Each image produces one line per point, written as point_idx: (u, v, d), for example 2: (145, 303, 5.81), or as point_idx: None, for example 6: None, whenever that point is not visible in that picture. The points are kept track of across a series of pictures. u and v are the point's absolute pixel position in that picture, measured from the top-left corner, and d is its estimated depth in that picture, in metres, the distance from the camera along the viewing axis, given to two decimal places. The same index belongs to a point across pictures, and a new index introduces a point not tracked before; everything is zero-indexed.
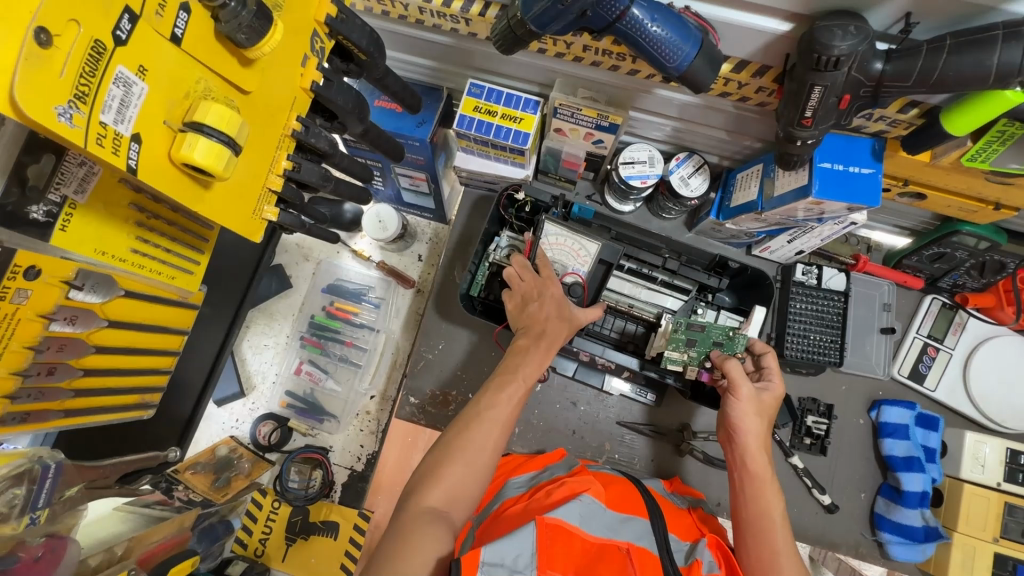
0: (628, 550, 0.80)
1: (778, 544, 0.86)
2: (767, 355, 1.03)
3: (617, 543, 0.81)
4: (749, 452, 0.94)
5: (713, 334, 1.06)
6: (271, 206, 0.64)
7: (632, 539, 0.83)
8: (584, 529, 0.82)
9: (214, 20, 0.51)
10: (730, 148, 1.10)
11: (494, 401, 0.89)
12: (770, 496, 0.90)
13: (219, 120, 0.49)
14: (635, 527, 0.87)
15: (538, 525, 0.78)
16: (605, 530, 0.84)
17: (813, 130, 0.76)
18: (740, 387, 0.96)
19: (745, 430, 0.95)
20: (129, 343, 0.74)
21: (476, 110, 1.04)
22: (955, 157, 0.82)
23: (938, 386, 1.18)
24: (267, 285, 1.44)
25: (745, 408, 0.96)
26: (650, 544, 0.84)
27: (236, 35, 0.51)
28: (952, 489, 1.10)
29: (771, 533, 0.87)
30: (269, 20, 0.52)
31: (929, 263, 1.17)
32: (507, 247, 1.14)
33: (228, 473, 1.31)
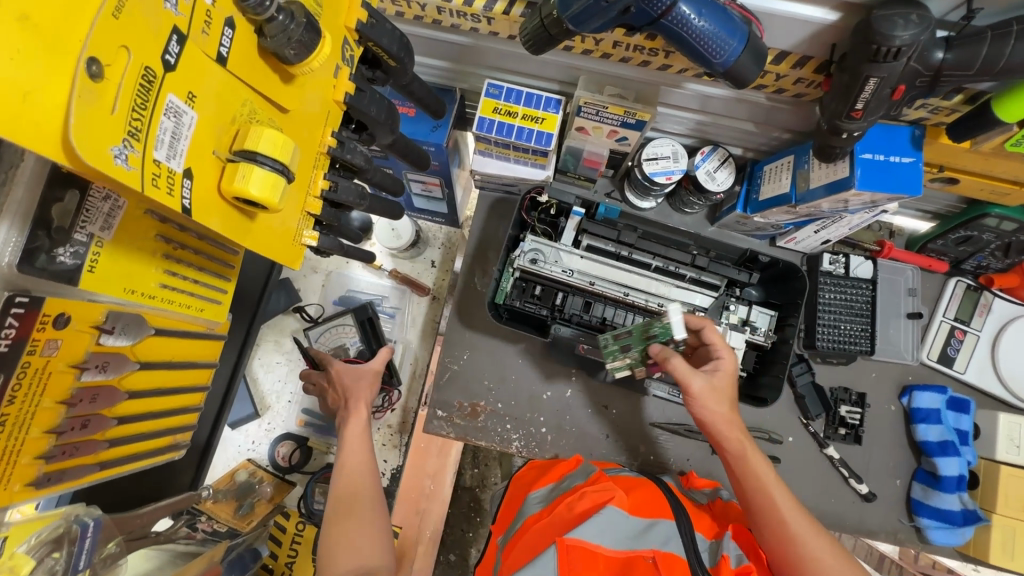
0: (654, 559, 0.79)
1: (784, 510, 0.86)
2: (707, 330, 0.96)
3: (642, 553, 0.80)
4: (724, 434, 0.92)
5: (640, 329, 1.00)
6: (310, 230, 0.60)
7: (658, 544, 0.82)
8: (605, 545, 0.81)
9: (259, 35, 0.46)
10: (756, 140, 1.07)
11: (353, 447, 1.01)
12: (757, 463, 0.90)
13: (273, 147, 0.45)
14: (660, 530, 0.85)
15: (557, 549, 0.78)
16: (626, 541, 0.83)
17: (861, 122, 0.74)
18: (690, 380, 0.92)
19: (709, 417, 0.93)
20: (161, 384, 0.70)
21: (495, 112, 1.00)
22: (998, 143, 0.81)
23: (967, 368, 1.18)
24: (276, 300, 1.38)
25: (704, 394, 0.92)
26: (679, 547, 0.82)
27: (284, 50, 0.47)
28: (988, 471, 1.11)
29: (774, 501, 0.87)
30: (318, 34, 0.49)
31: (955, 247, 1.16)
32: (531, 252, 1.09)
33: (251, 498, 1.26)
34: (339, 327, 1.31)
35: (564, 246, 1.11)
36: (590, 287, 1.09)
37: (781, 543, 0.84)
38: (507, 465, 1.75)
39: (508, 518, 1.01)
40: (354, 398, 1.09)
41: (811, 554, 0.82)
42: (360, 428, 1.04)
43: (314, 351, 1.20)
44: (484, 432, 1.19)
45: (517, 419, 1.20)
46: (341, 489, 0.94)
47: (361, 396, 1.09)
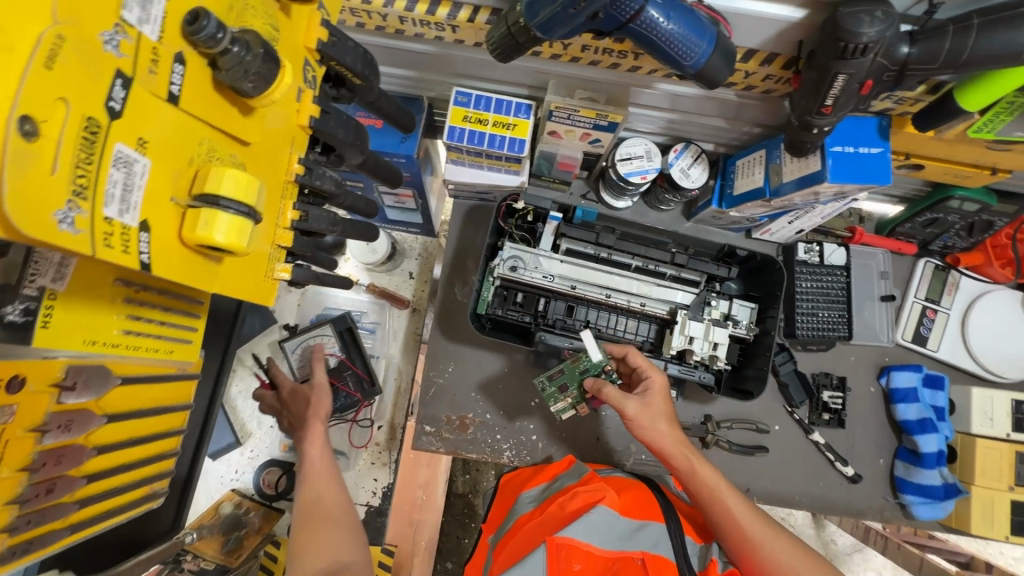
0: (643, 561, 0.80)
1: (736, 512, 0.91)
2: (631, 353, 0.98)
3: (632, 555, 0.81)
4: (671, 451, 0.96)
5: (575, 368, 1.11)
6: (281, 263, 0.58)
7: (648, 546, 0.83)
8: (595, 544, 0.82)
9: (212, 68, 0.43)
10: (727, 135, 1.07)
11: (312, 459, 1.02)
12: (704, 471, 0.95)
13: (237, 189, 0.43)
14: (650, 533, 0.85)
15: (547, 548, 0.80)
16: (617, 542, 0.83)
17: (832, 117, 0.74)
18: (625, 407, 0.96)
19: (653, 438, 0.97)
20: (128, 436, 0.66)
21: (465, 121, 0.98)
22: (961, 130, 0.82)
23: (940, 346, 1.22)
24: (250, 324, 1.33)
25: (642, 417, 0.96)
26: (668, 551, 0.83)
27: (241, 83, 0.44)
28: (966, 445, 1.14)
29: (725, 504, 0.92)
30: (275, 63, 0.46)
31: (922, 229, 1.19)
32: (511, 259, 1.08)
33: (239, 531, 1.22)
34: (316, 338, 1.28)
35: (542, 251, 1.10)
36: (572, 292, 1.08)
37: (742, 548, 0.89)
38: (499, 469, 1.75)
39: (500, 517, 1.01)
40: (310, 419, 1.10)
41: (770, 553, 0.87)
42: (320, 439, 1.06)
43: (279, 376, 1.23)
44: (474, 444, 1.18)
45: (507, 428, 1.19)
46: (305, 499, 0.95)
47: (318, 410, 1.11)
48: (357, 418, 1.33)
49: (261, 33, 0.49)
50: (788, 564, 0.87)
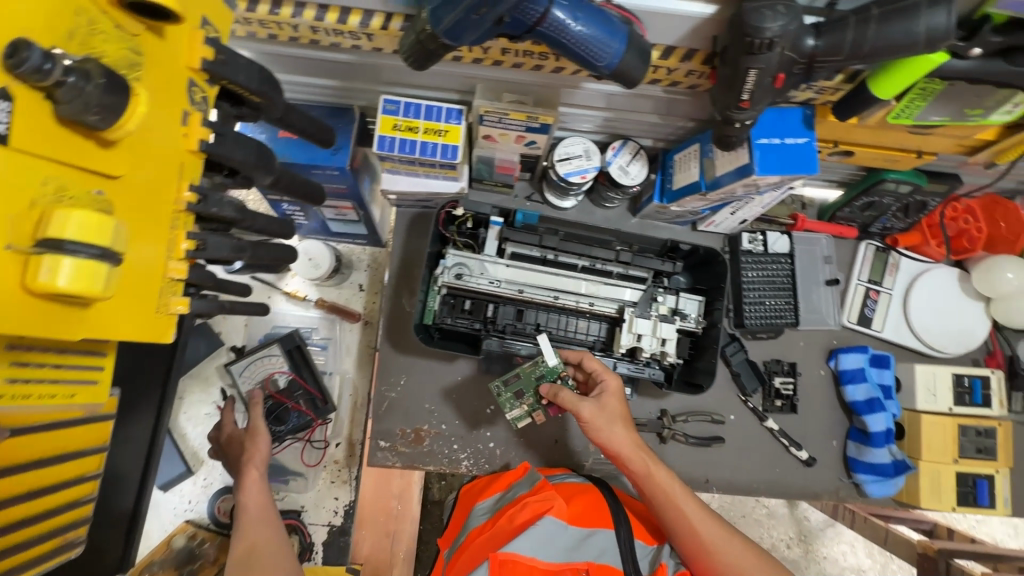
0: (588, 571, 0.82)
1: (691, 515, 0.92)
2: (586, 358, 1.00)
3: (577, 565, 0.83)
4: (630, 456, 0.96)
5: (531, 373, 1.08)
6: (178, 296, 0.55)
7: (594, 556, 0.85)
8: (540, 557, 0.83)
9: (50, 100, 0.40)
10: (663, 130, 1.07)
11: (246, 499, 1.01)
12: (660, 476, 0.95)
13: (84, 232, 0.40)
14: (597, 541, 0.87)
15: (490, 564, 0.81)
16: (563, 553, 0.85)
17: (751, 111, 0.74)
18: (582, 412, 0.96)
19: (610, 442, 0.97)
20: (8, 494, 0.62)
21: (395, 129, 0.96)
22: (881, 117, 0.83)
23: (885, 326, 1.24)
24: (194, 347, 1.29)
25: (599, 422, 0.97)
26: (615, 558, 0.85)
27: (86, 116, 0.41)
28: (912, 422, 1.17)
29: (681, 509, 0.92)
30: (124, 93, 0.42)
31: (861, 213, 1.21)
32: (455, 267, 1.06)
33: (193, 565, 1.18)
34: (265, 358, 1.24)
35: (487, 256, 1.09)
36: (519, 296, 1.07)
37: (695, 550, 0.90)
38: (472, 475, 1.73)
39: (456, 529, 1.00)
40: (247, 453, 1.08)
41: (722, 556, 0.89)
42: (257, 487, 1.02)
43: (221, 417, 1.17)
44: (432, 456, 1.16)
45: (464, 437, 1.17)
46: (239, 548, 0.92)
47: (254, 456, 1.06)
48: (311, 439, 1.29)
49: (120, 58, 0.46)
50: (738, 565, 0.88)
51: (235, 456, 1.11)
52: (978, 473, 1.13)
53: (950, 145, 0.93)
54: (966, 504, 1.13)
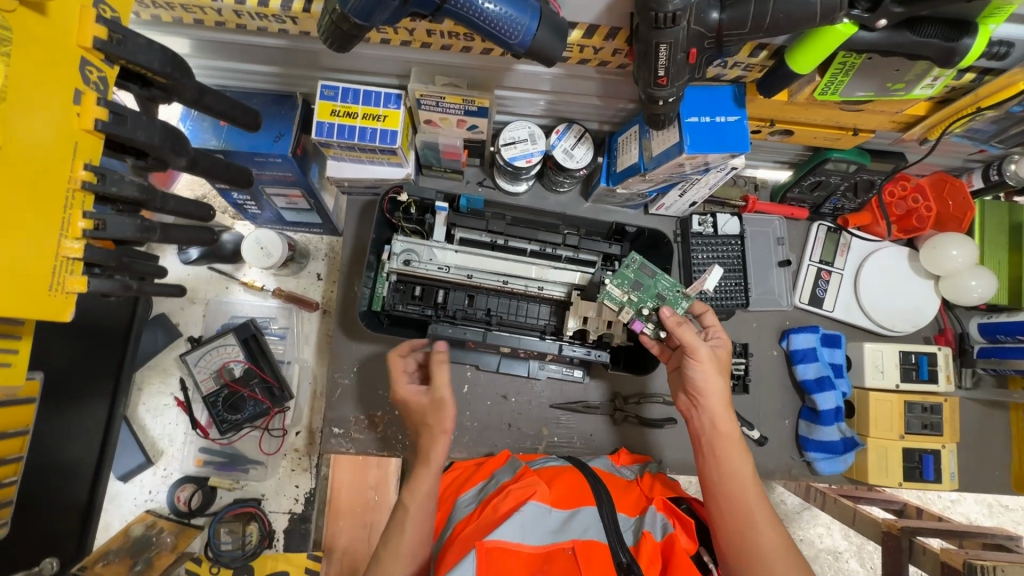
0: (573, 550, 0.76)
1: (752, 501, 0.85)
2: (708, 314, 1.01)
3: (562, 546, 0.77)
4: (718, 413, 0.91)
5: (658, 286, 1.00)
6: (77, 275, 0.57)
7: (578, 535, 0.79)
8: (525, 542, 0.77)
9: None
10: (606, 113, 1.07)
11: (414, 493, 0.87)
12: (739, 455, 0.88)
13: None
14: (581, 519, 0.82)
15: (476, 554, 0.72)
16: (549, 535, 0.79)
17: (671, 88, 0.74)
18: (697, 348, 0.90)
19: (708, 391, 0.91)
20: None
21: (333, 115, 0.96)
22: (809, 93, 0.84)
23: (836, 306, 1.25)
24: (151, 338, 1.30)
25: (707, 367, 0.90)
26: (599, 533, 0.80)
27: None
28: (861, 399, 1.18)
29: (746, 490, 0.86)
30: None
31: (810, 193, 1.21)
32: (403, 252, 1.06)
33: (148, 553, 1.19)
34: (220, 348, 1.24)
35: (436, 242, 1.08)
36: (468, 281, 1.06)
37: (737, 526, 0.84)
38: None
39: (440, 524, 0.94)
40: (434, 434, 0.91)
41: (764, 543, 0.82)
42: (432, 479, 0.88)
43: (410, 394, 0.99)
44: (386, 442, 1.17)
45: None
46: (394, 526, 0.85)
47: (446, 428, 0.92)
48: (268, 427, 1.30)
49: None
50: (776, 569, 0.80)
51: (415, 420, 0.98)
52: (924, 448, 1.15)
53: (885, 121, 0.94)
54: (912, 479, 1.15)
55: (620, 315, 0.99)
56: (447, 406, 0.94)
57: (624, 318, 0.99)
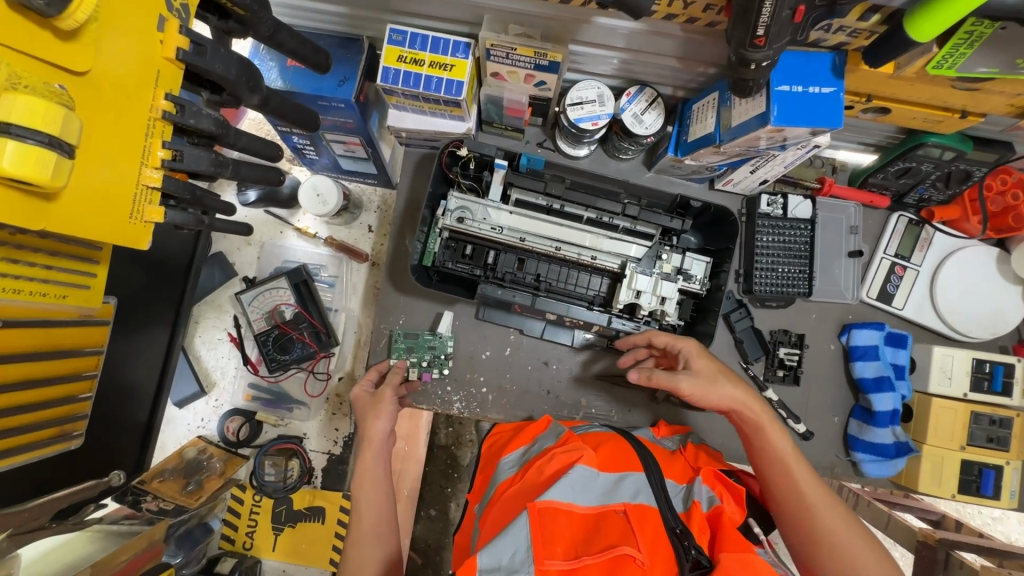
0: (625, 513, 0.74)
1: (800, 477, 0.82)
2: (654, 335, 0.98)
3: (613, 507, 0.75)
4: (740, 413, 0.89)
5: (427, 340, 1.17)
6: (154, 206, 0.58)
7: (629, 498, 0.76)
8: (577, 503, 0.75)
9: None
10: (682, 77, 1.00)
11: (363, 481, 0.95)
12: (772, 434, 0.86)
13: (29, 116, 0.43)
14: (631, 483, 0.79)
15: (528, 513, 0.71)
16: (599, 498, 0.77)
17: (767, 51, 0.68)
18: (678, 381, 0.89)
19: (719, 404, 0.89)
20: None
21: (400, 61, 0.93)
22: (920, 66, 0.76)
23: (906, 304, 1.17)
24: (209, 275, 1.35)
25: (699, 391, 0.89)
26: (649, 498, 0.77)
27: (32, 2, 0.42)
28: (921, 404, 1.12)
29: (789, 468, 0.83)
30: None
31: (895, 180, 1.12)
32: (457, 210, 1.06)
33: (200, 475, 1.28)
34: (272, 290, 1.28)
35: (491, 202, 1.07)
36: (520, 244, 1.05)
37: (796, 515, 0.81)
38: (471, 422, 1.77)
39: (485, 484, 0.95)
40: (371, 419, 1.01)
41: (826, 527, 0.78)
42: (375, 462, 0.97)
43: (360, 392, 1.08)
44: (425, 396, 1.17)
45: (457, 380, 1.19)
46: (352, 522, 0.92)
47: (381, 413, 1.02)
48: (313, 369, 1.34)
49: None
50: (847, 549, 0.76)
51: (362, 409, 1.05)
52: (985, 463, 1.09)
53: (1001, 104, 0.85)
54: (967, 492, 1.09)
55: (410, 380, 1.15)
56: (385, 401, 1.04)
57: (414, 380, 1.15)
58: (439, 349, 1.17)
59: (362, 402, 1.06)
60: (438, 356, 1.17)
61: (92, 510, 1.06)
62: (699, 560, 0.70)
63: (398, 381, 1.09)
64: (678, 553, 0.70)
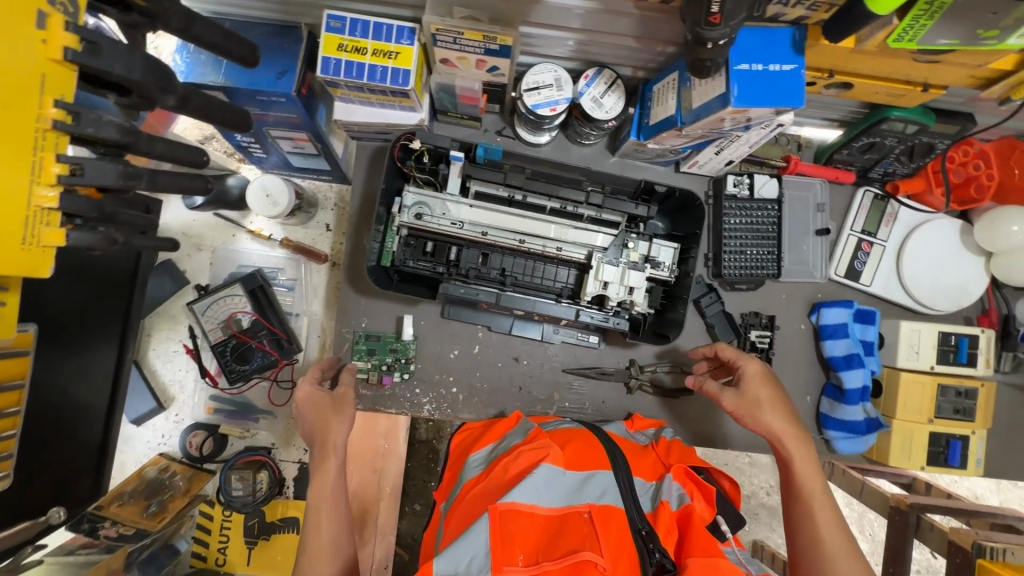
0: (590, 514, 0.71)
1: (822, 526, 0.80)
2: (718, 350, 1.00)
3: (577, 509, 0.72)
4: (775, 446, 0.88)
5: (389, 342, 1.14)
6: (54, 225, 0.55)
7: (594, 498, 0.74)
8: (541, 504, 0.73)
9: None
10: (642, 57, 0.96)
11: (320, 493, 0.86)
12: (802, 472, 0.85)
13: None
14: (597, 483, 0.76)
15: (489, 517, 0.69)
16: (563, 498, 0.74)
17: (723, 29, 0.65)
18: (722, 395, 0.94)
19: (759, 429, 0.90)
20: None
21: (340, 50, 0.87)
22: (881, 40, 0.73)
23: (873, 281, 1.17)
24: (158, 285, 1.28)
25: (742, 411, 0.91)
26: (616, 498, 0.75)
27: None
28: (890, 379, 1.12)
29: (811, 511, 0.82)
30: None
31: (860, 155, 1.10)
32: (414, 206, 1.00)
33: (162, 495, 1.22)
34: (227, 298, 1.21)
35: (450, 195, 1.02)
36: (482, 238, 1.00)
37: (809, 554, 0.79)
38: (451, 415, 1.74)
39: (451, 482, 0.92)
40: (329, 425, 0.92)
41: None
42: (335, 470, 0.88)
43: (305, 393, 0.96)
44: (393, 400, 1.14)
45: (426, 382, 1.15)
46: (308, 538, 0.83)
47: (341, 418, 0.93)
48: (277, 378, 1.28)
49: None
50: None
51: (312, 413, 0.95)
52: (952, 434, 1.10)
53: (962, 76, 0.83)
54: (936, 464, 1.11)
55: (371, 381, 1.13)
56: (345, 407, 0.95)
57: (375, 381, 1.13)
58: (401, 352, 1.13)
59: (317, 404, 0.95)
60: (400, 359, 1.14)
61: (30, 552, 1.00)
62: (663, 564, 0.67)
63: (351, 381, 1.03)
64: (641, 555, 0.68)
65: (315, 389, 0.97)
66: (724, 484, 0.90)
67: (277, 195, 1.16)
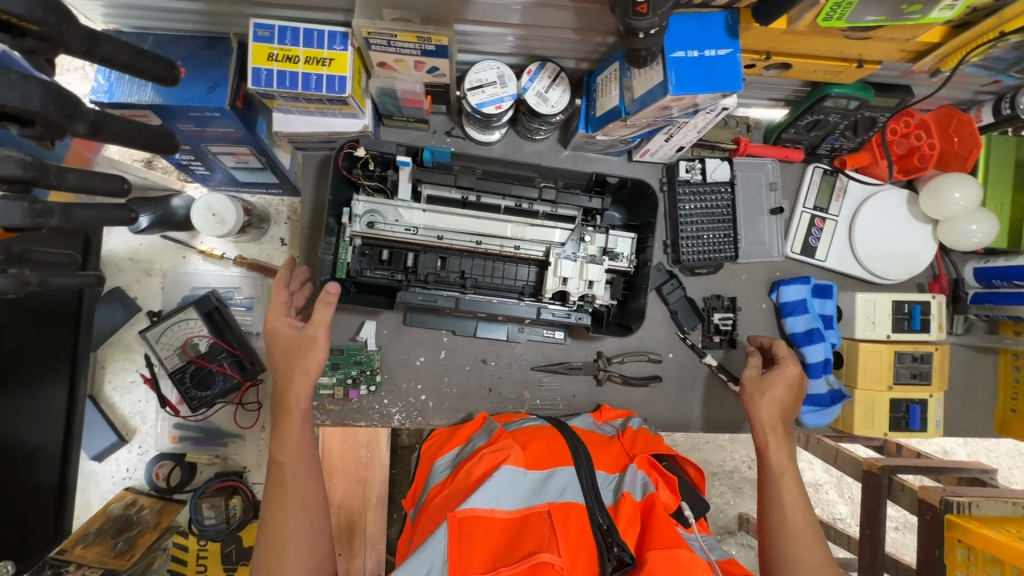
0: (549, 513, 0.71)
1: (786, 506, 0.87)
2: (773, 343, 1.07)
3: (538, 509, 0.72)
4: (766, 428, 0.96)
5: (354, 353, 1.11)
6: None
7: (555, 496, 0.74)
8: (499, 508, 0.72)
9: None
10: (583, 49, 0.95)
11: (284, 461, 0.85)
12: (775, 456, 0.92)
13: None
14: (558, 479, 0.76)
15: (447, 525, 0.68)
16: (523, 499, 0.74)
17: (652, 18, 0.64)
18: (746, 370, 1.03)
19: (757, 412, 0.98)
20: None
21: (271, 60, 0.84)
22: (811, 19, 0.73)
23: (828, 255, 1.19)
24: (107, 314, 1.23)
25: (755, 390, 0.99)
26: (577, 494, 0.75)
27: None
28: (850, 351, 1.15)
29: (779, 491, 0.89)
30: None
31: (806, 133, 1.11)
32: (365, 215, 0.98)
33: (131, 531, 1.18)
34: (182, 323, 1.16)
35: (402, 201, 1.00)
36: (438, 242, 0.99)
37: (770, 527, 0.87)
38: None
39: (418, 489, 0.91)
40: (295, 373, 0.88)
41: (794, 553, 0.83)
42: (299, 429, 0.87)
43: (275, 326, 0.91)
44: (362, 413, 1.12)
45: (394, 392, 1.13)
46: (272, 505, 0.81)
47: (308, 370, 0.89)
48: (242, 401, 1.25)
49: None
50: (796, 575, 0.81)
51: (281, 351, 0.90)
52: (911, 399, 1.14)
53: (894, 50, 0.84)
54: (898, 429, 1.14)
55: (337, 397, 1.10)
56: (316, 346, 0.89)
57: (341, 396, 1.10)
58: (366, 364, 1.11)
59: (284, 341, 0.90)
60: (366, 371, 1.11)
61: None
62: (622, 557, 0.69)
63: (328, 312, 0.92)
64: (602, 552, 0.69)
65: (288, 321, 0.92)
66: (690, 471, 0.93)
67: (224, 212, 1.12)
